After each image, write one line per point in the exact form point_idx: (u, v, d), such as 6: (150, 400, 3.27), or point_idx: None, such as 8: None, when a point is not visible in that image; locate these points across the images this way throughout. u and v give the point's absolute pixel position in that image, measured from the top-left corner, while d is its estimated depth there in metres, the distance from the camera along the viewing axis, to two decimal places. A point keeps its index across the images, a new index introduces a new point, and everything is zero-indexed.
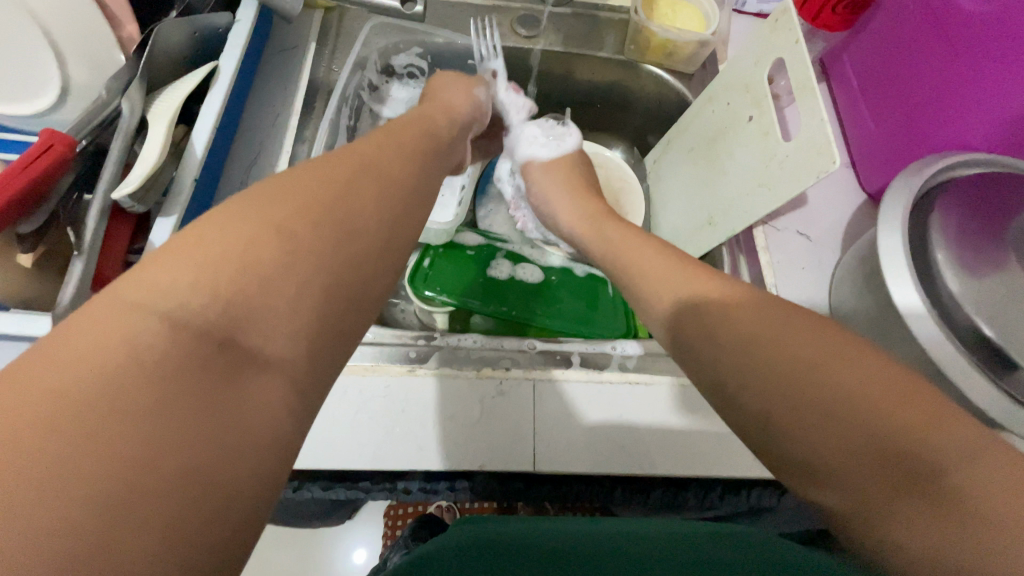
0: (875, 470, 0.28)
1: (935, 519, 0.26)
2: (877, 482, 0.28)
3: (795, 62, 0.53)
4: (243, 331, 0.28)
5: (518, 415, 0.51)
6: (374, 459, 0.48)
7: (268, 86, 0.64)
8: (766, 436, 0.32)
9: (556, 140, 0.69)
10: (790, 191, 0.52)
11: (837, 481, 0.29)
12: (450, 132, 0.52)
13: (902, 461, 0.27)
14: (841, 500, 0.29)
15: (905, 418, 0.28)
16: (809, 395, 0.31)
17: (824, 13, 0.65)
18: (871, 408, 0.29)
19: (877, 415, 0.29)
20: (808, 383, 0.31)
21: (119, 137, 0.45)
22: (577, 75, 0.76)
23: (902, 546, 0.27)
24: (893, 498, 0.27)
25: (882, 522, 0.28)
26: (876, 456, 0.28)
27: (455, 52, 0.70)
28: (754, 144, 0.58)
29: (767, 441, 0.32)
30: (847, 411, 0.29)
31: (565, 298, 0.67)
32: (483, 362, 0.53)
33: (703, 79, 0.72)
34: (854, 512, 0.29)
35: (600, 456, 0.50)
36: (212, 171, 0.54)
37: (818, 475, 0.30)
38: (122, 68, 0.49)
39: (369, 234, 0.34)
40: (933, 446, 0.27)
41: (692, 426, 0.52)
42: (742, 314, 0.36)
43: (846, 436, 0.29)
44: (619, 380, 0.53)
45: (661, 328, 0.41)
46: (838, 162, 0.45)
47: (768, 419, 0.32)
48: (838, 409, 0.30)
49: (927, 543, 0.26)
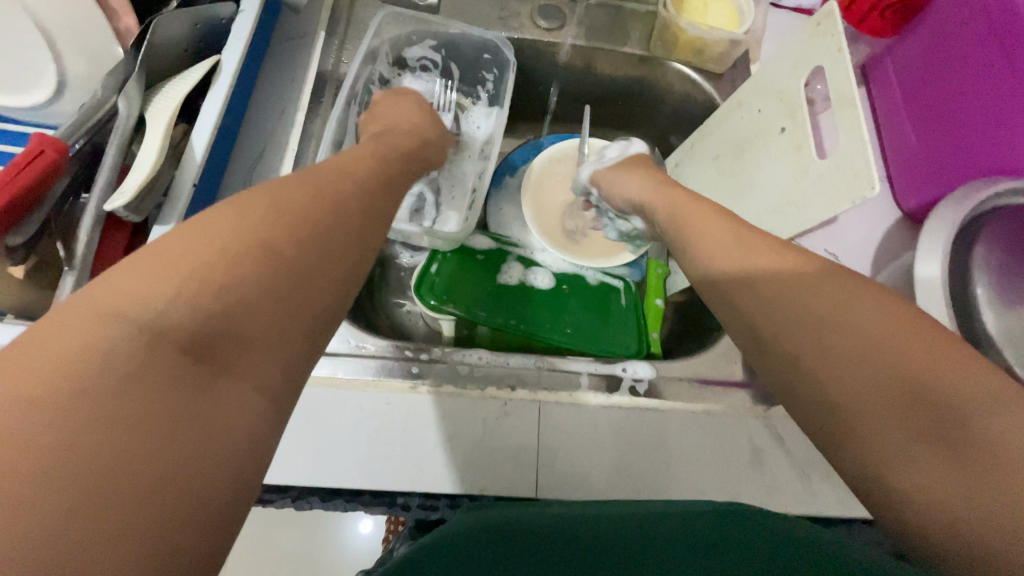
0: (897, 411, 0.31)
1: (940, 457, 0.28)
2: (893, 419, 0.31)
3: (836, 71, 0.49)
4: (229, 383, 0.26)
5: (524, 433, 0.49)
6: (374, 478, 0.47)
7: (275, 79, 0.61)
8: (801, 385, 0.35)
9: (621, 150, 0.67)
10: (824, 213, 0.48)
11: (854, 417, 0.32)
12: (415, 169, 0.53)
13: (923, 405, 0.30)
14: (855, 434, 0.32)
15: (931, 369, 0.31)
16: (839, 343, 0.34)
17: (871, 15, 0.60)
18: (897, 361, 0.32)
19: (903, 366, 0.31)
20: (839, 333, 0.34)
21: (113, 140, 0.43)
22: (598, 71, 0.72)
23: (905, 480, 0.29)
24: (911, 440, 0.30)
25: (891, 459, 0.30)
26: (899, 399, 0.31)
27: (470, 45, 0.66)
28: (785, 158, 0.54)
29: (801, 386, 0.35)
30: (875, 360, 0.32)
31: (577, 311, 0.64)
32: (487, 381, 0.51)
33: (732, 80, 0.68)
34: (869, 452, 0.31)
35: (623, 454, 0.49)
36: (214, 173, 0.51)
37: (843, 419, 0.32)
38: (120, 63, 0.47)
39: None
40: (953, 396, 0.30)
41: (707, 435, 0.51)
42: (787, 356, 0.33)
43: (874, 380, 0.32)
44: (629, 406, 0.51)
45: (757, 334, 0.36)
46: (877, 189, 0.42)
47: (800, 364, 0.36)
48: (862, 354, 0.33)
49: (934, 477, 0.28)
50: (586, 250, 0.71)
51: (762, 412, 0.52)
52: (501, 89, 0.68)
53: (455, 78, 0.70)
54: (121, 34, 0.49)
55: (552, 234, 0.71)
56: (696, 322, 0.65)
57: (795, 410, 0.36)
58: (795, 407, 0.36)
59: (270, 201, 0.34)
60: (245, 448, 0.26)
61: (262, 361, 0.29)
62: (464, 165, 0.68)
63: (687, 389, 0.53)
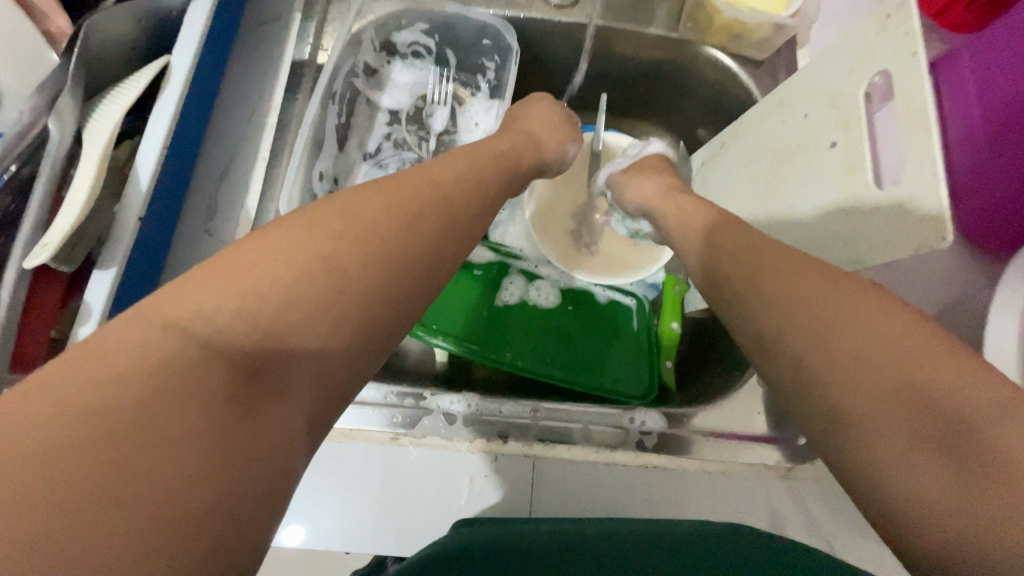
0: (902, 421, 0.24)
1: (955, 474, 0.23)
2: (901, 427, 0.24)
3: (905, 80, 0.41)
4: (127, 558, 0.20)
5: (514, 491, 0.45)
6: (350, 538, 0.43)
7: (243, 73, 0.54)
8: (799, 395, 0.29)
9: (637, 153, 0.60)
10: (878, 256, 0.41)
11: (855, 424, 0.26)
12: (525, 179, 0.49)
13: (931, 412, 0.24)
14: (852, 442, 0.26)
15: (934, 372, 0.25)
16: (843, 342, 0.28)
17: (954, 7, 0.53)
18: (903, 363, 0.26)
19: (911, 368, 0.25)
20: (841, 331, 0.28)
21: (44, 171, 0.37)
22: (619, 57, 0.62)
23: (910, 499, 0.23)
24: (918, 448, 0.24)
25: (893, 475, 0.24)
26: (905, 406, 0.25)
27: (467, 28, 0.57)
28: (832, 178, 0.46)
29: (798, 395, 0.29)
30: (873, 364, 0.26)
31: (582, 337, 0.58)
32: (477, 433, 0.46)
33: (774, 69, 0.58)
34: (871, 470, 0.25)
35: (620, 509, 0.45)
36: (170, 195, 0.45)
37: (842, 431, 0.26)
38: (53, 71, 0.40)
39: None
40: (964, 402, 0.24)
41: (721, 492, 0.46)
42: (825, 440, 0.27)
43: (877, 381, 0.26)
44: (633, 463, 0.46)
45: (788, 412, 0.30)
46: (950, 240, 0.36)
47: (800, 367, 0.29)
48: (868, 353, 0.27)
49: (947, 503, 0.23)
50: (600, 266, 0.63)
51: (786, 472, 0.47)
52: (503, 80, 0.59)
53: (451, 66, 0.61)
54: (53, 38, 0.42)
55: (565, 248, 0.63)
56: (713, 353, 0.58)
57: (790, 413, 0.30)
58: (790, 414, 0.30)
59: (198, 269, 0.28)
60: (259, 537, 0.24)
61: (259, 445, 0.25)
62: None
63: (701, 446, 0.47)
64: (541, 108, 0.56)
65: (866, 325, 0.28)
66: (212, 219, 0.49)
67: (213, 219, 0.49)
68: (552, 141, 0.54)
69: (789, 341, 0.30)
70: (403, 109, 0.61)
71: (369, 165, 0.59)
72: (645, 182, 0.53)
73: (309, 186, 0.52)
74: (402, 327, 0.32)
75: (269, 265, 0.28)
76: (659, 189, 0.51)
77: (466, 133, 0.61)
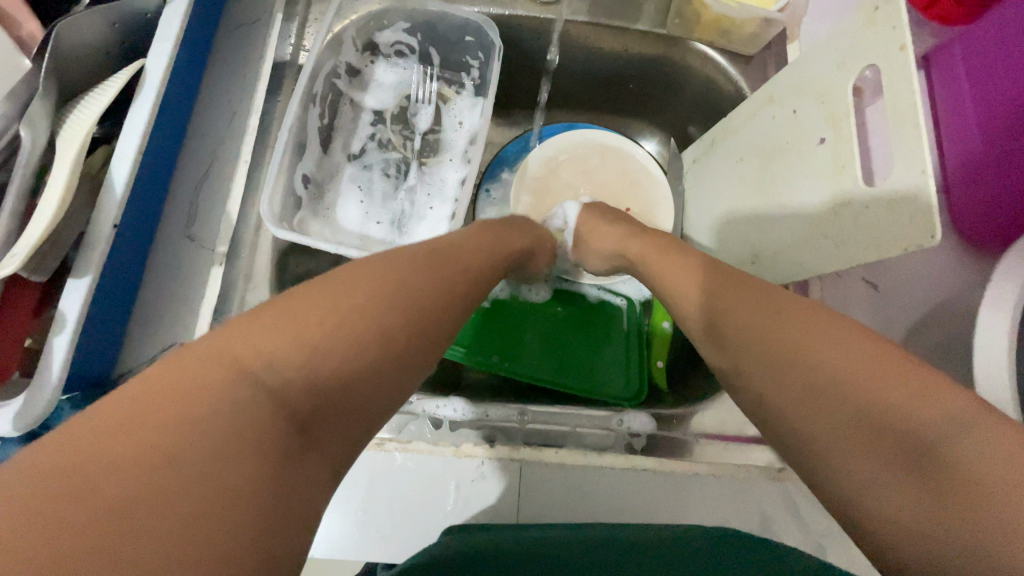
0: (863, 443, 0.26)
1: (921, 492, 0.24)
2: (869, 451, 0.26)
3: (893, 76, 0.40)
4: None
5: (502, 498, 0.44)
6: (336, 548, 0.42)
7: (223, 77, 0.53)
8: (797, 421, 0.29)
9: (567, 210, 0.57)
10: (866, 256, 0.41)
11: (830, 451, 0.27)
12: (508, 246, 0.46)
13: (890, 431, 0.26)
14: (832, 470, 0.27)
15: (888, 393, 0.27)
16: (817, 374, 0.29)
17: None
18: (866, 387, 0.27)
19: (867, 393, 0.27)
20: (817, 360, 0.29)
21: (16, 176, 0.37)
22: (607, 55, 0.61)
23: (887, 520, 0.25)
24: (886, 469, 0.25)
25: (871, 498, 0.26)
26: (865, 427, 0.27)
27: (450, 26, 0.56)
28: (820, 177, 0.45)
29: (795, 420, 0.29)
30: (837, 383, 0.28)
31: (571, 339, 0.58)
32: (467, 437, 0.46)
33: (765, 65, 0.58)
34: (843, 485, 0.27)
35: (613, 515, 0.44)
36: (147, 202, 0.44)
37: (816, 452, 0.28)
38: (24, 77, 0.40)
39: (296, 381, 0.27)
40: (925, 422, 0.26)
41: (715, 488, 0.45)
42: (826, 471, 0.28)
43: (836, 411, 0.28)
44: (623, 467, 0.46)
45: (791, 449, 0.30)
46: (939, 238, 0.35)
47: (771, 396, 0.31)
48: (839, 383, 0.28)
49: (913, 517, 0.24)
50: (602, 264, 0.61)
51: (777, 474, 0.46)
52: (488, 78, 0.58)
53: (435, 64, 0.60)
54: (25, 42, 0.41)
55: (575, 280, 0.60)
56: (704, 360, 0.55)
57: (786, 452, 0.31)
58: (786, 450, 0.30)
59: None
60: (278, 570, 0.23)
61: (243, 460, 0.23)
62: (443, 170, 0.59)
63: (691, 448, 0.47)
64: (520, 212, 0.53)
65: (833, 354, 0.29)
66: (193, 225, 0.49)
67: (194, 225, 0.49)
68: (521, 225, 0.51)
69: (774, 375, 0.31)
70: (388, 109, 0.60)
71: (355, 166, 0.58)
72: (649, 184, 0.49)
73: (291, 191, 0.52)
74: (400, 348, 0.31)
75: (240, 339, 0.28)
76: None
77: (452, 133, 0.60)
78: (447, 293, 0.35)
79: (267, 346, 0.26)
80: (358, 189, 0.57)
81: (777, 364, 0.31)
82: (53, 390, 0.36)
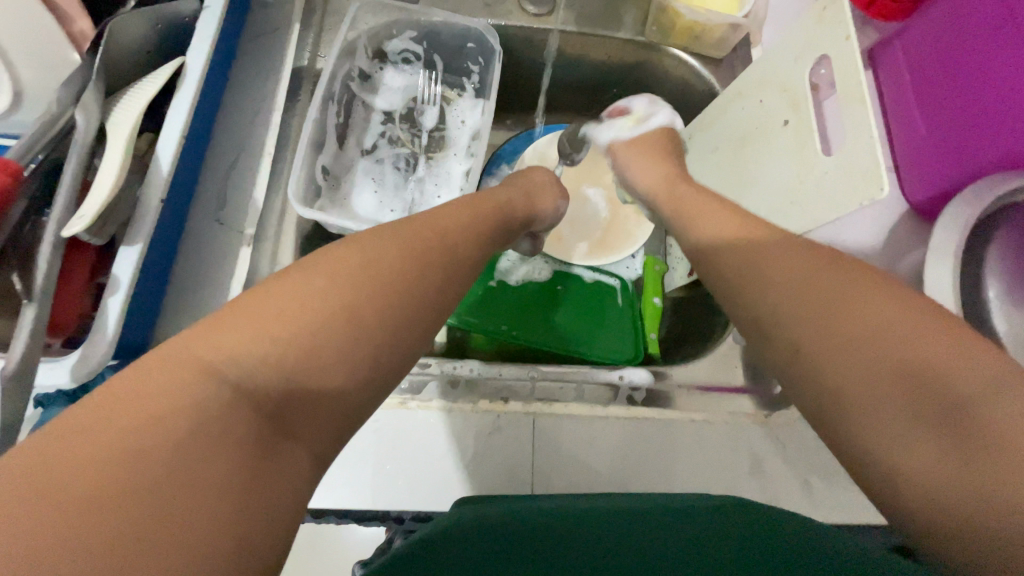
0: (896, 397, 0.27)
1: (948, 450, 0.25)
2: (901, 407, 0.27)
3: (841, 63, 0.47)
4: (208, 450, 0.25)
5: (517, 448, 0.48)
6: (362, 496, 0.45)
7: (247, 77, 0.58)
8: (824, 368, 0.30)
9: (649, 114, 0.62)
10: (825, 215, 0.47)
11: (859, 404, 0.28)
12: (513, 231, 0.51)
13: (920, 382, 0.27)
14: (858, 424, 0.28)
15: (929, 352, 0.28)
16: (854, 329, 0.30)
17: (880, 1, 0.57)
18: (905, 345, 0.28)
19: (908, 351, 0.28)
20: (849, 313, 0.31)
21: (74, 154, 0.40)
22: (593, 59, 0.68)
23: (910, 475, 0.26)
24: (913, 426, 0.27)
25: (895, 452, 0.27)
26: (899, 384, 0.27)
27: (452, 35, 0.62)
28: (786, 152, 0.52)
29: (822, 366, 0.30)
30: (874, 341, 0.29)
31: (570, 314, 0.63)
32: (482, 395, 0.50)
33: (733, 67, 0.65)
34: (867, 437, 0.28)
35: (619, 464, 0.48)
36: (182, 187, 0.48)
37: (838, 402, 0.29)
38: (78, 71, 0.44)
39: None
40: (958, 379, 0.26)
41: (710, 434, 0.50)
42: (849, 422, 0.29)
43: (873, 366, 0.28)
44: (625, 417, 0.50)
45: (813, 397, 0.31)
46: (887, 190, 0.40)
47: (800, 345, 0.32)
48: (877, 340, 0.29)
49: (935, 472, 0.25)
50: (602, 245, 0.69)
51: (764, 418, 0.51)
52: (487, 81, 0.64)
53: (438, 69, 0.66)
54: (75, 39, 0.45)
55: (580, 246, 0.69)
56: (693, 301, 0.64)
57: (803, 403, 0.32)
58: (802, 399, 0.31)
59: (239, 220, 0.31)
60: (276, 513, 0.27)
61: None
62: (449, 164, 0.64)
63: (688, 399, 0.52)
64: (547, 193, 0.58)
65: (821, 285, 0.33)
66: (223, 210, 0.53)
67: (224, 210, 0.53)
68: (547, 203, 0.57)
69: (809, 327, 0.32)
70: (397, 110, 0.66)
71: (368, 161, 0.63)
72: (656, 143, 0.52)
73: (312, 180, 0.56)
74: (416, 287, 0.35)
75: (301, 279, 0.32)
76: (643, 183, 0.56)
77: (456, 130, 0.66)
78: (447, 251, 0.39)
79: None
80: (371, 180, 0.63)
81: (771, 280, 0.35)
82: (107, 346, 0.39)
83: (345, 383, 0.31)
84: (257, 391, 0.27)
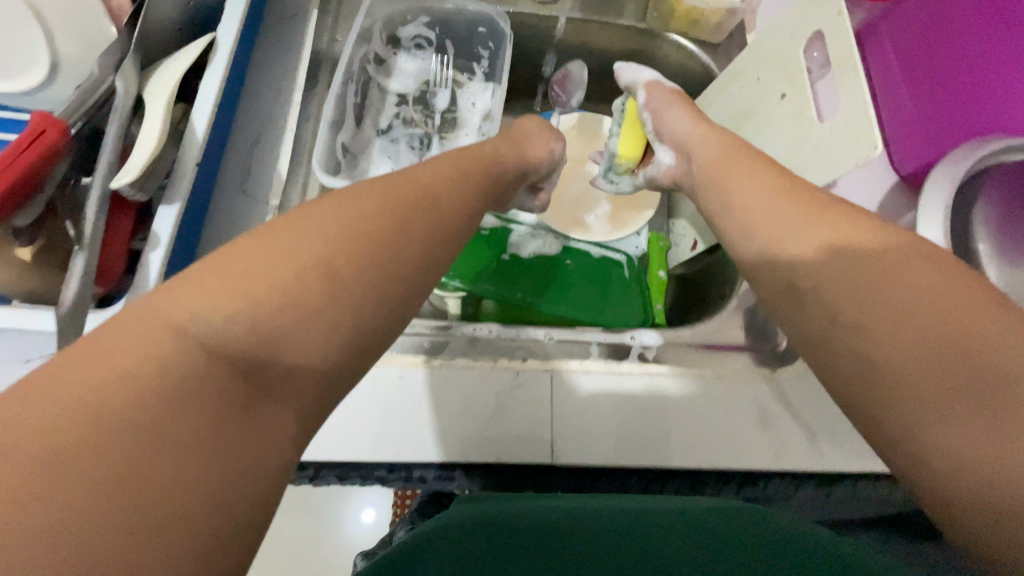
0: (941, 373, 0.28)
1: (990, 428, 0.26)
2: (943, 384, 0.27)
3: (834, 37, 0.50)
4: (261, 359, 0.28)
5: (538, 402, 0.50)
6: (387, 448, 0.47)
7: (269, 57, 0.60)
8: (867, 344, 0.31)
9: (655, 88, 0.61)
10: (821, 178, 0.50)
11: (900, 381, 0.29)
12: (506, 182, 0.50)
13: (965, 360, 0.27)
14: (896, 401, 0.29)
15: (978, 332, 0.28)
16: (905, 310, 0.30)
17: None
18: (957, 325, 0.28)
19: (959, 332, 0.28)
20: (893, 290, 0.31)
21: (116, 117, 0.42)
22: (596, 45, 0.71)
23: (948, 452, 0.27)
24: (954, 403, 0.27)
25: (933, 429, 0.27)
26: (945, 360, 0.28)
27: (463, 20, 0.65)
28: (784, 124, 0.55)
29: (867, 342, 0.31)
30: (922, 321, 0.29)
31: (580, 285, 0.65)
32: (501, 353, 0.52)
33: (728, 52, 0.69)
34: (906, 413, 0.28)
35: (633, 417, 0.50)
36: (210, 156, 0.51)
37: (881, 379, 0.30)
38: (117, 43, 0.46)
39: (394, 238, 0.33)
40: (1003, 358, 0.27)
41: (719, 388, 0.52)
42: (889, 396, 0.29)
43: (921, 344, 0.29)
44: (639, 372, 0.52)
45: (852, 372, 0.31)
46: (879, 148, 0.43)
47: (839, 318, 0.32)
48: (929, 320, 0.29)
49: (973, 447, 0.26)
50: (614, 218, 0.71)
51: (770, 374, 0.53)
52: (496, 65, 0.67)
53: (450, 54, 0.69)
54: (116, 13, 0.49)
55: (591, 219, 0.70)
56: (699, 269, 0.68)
57: (840, 381, 0.32)
58: (839, 375, 0.32)
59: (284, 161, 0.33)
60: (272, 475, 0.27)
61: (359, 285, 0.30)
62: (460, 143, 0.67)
63: (696, 357, 0.54)
64: (539, 142, 0.58)
65: (828, 228, 0.36)
66: (247, 181, 0.55)
67: (248, 181, 0.55)
68: (538, 149, 0.57)
69: (854, 304, 0.32)
70: (410, 92, 0.68)
71: (383, 140, 0.66)
72: (672, 111, 0.55)
73: (333, 154, 0.59)
74: (446, 230, 0.37)
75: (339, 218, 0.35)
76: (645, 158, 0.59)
77: (467, 111, 0.68)
78: (471, 202, 0.41)
79: (364, 211, 0.33)
80: (387, 158, 0.65)
81: (776, 220, 0.38)
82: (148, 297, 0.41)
83: (394, 312, 0.33)
84: (308, 319, 0.29)
